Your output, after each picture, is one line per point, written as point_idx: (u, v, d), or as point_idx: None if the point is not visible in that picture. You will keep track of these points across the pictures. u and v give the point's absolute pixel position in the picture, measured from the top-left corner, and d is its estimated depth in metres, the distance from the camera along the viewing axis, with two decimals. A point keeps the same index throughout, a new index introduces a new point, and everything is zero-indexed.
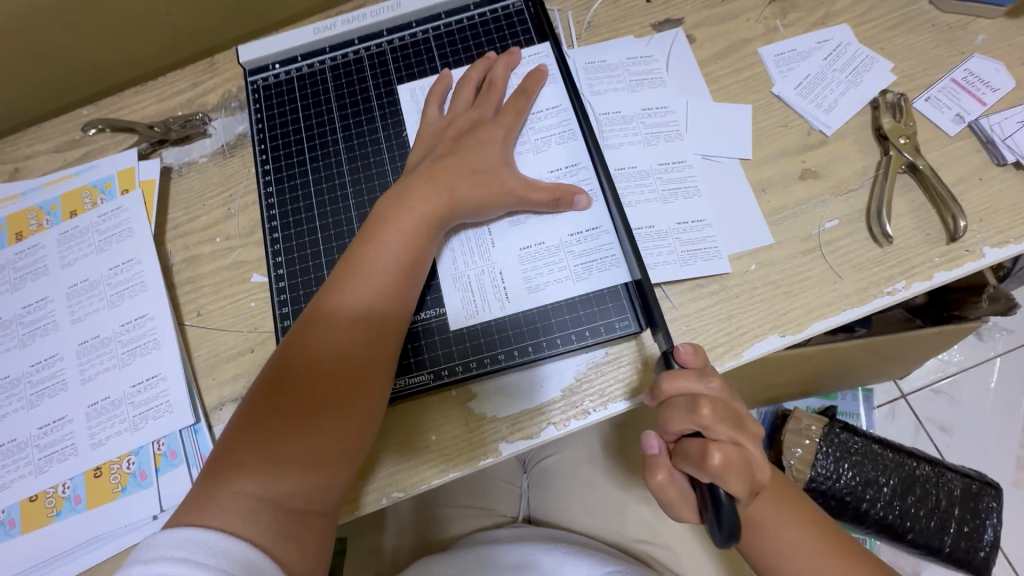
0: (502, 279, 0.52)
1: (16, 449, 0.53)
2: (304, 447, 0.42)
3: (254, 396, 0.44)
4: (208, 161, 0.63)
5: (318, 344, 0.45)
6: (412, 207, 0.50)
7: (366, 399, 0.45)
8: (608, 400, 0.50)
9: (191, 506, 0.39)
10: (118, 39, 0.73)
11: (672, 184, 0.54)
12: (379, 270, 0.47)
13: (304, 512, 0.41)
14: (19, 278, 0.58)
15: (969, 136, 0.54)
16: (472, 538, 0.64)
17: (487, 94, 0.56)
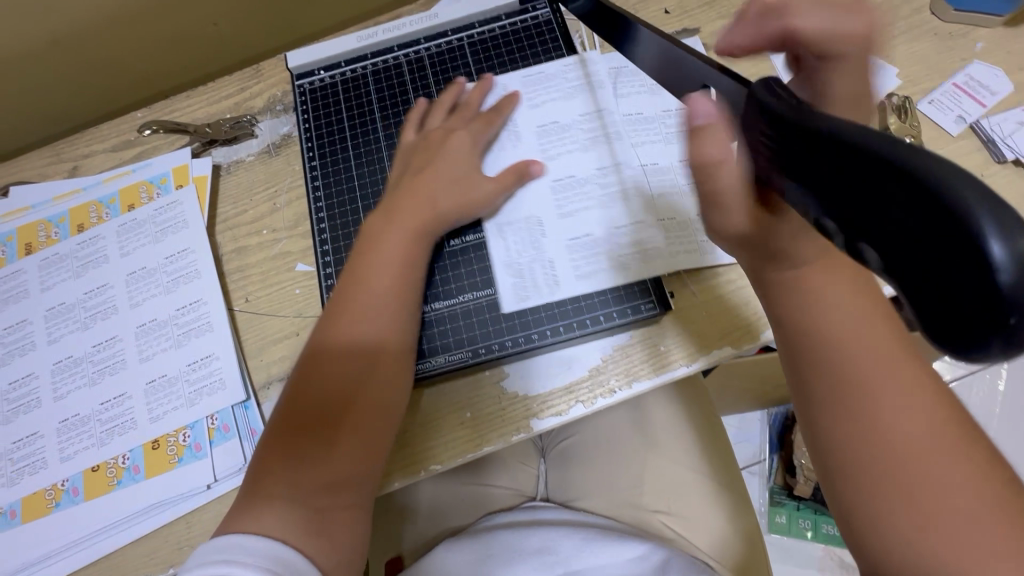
0: (553, 267, 0.55)
1: (79, 422, 0.57)
2: (325, 455, 0.45)
3: (278, 414, 0.48)
4: (255, 160, 0.68)
5: (331, 354, 0.48)
6: (402, 220, 0.53)
7: (380, 405, 0.48)
8: (632, 379, 0.53)
9: (233, 514, 0.44)
10: (168, 49, 0.78)
11: (691, 175, 0.57)
12: (381, 283, 0.51)
13: (337, 510, 0.45)
14: (81, 265, 0.63)
15: (970, 136, 0.57)
16: (482, 523, 0.68)
17: (521, 97, 0.60)
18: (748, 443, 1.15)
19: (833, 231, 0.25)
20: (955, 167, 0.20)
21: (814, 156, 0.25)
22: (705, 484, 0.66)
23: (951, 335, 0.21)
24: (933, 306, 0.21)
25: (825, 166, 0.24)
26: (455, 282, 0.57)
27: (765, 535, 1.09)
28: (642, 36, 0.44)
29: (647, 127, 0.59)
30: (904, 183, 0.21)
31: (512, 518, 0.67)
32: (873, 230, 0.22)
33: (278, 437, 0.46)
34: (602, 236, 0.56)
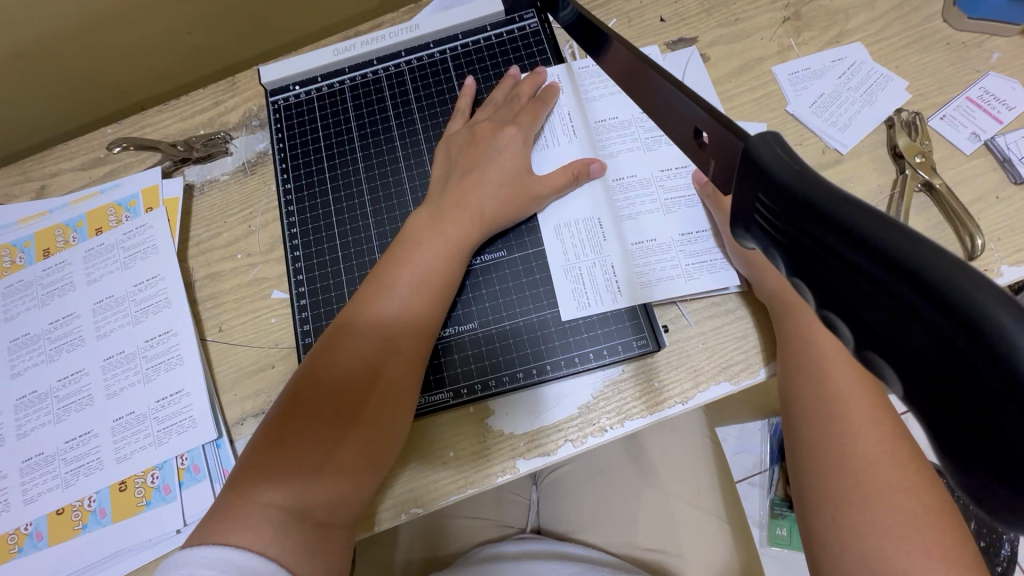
0: (615, 273, 0.53)
1: (43, 462, 0.54)
2: (326, 464, 0.42)
3: (276, 411, 0.44)
4: (229, 179, 0.64)
5: (340, 360, 0.45)
6: (447, 229, 0.50)
7: (387, 421, 0.45)
8: (625, 418, 0.50)
9: (217, 520, 0.39)
10: (140, 59, 0.74)
11: (674, 193, 0.55)
12: (404, 289, 0.48)
13: (327, 528, 0.42)
14: (46, 293, 0.60)
15: (985, 155, 0.54)
16: (480, 553, 0.64)
17: (511, 108, 0.57)
18: (747, 453, 1.12)
19: (835, 324, 0.19)
20: (960, 267, 0.15)
21: (805, 232, 0.19)
22: (705, 519, 0.64)
23: (979, 492, 0.16)
24: (960, 456, 0.16)
25: (818, 250, 0.19)
26: (454, 309, 0.53)
27: (764, 547, 1.05)
28: (612, 46, 0.37)
29: (634, 135, 0.56)
30: (917, 299, 0.16)
31: (504, 550, 0.63)
32: (884, 339, 0.17)
33: (276, 438, 0.42)
34: (592, 266, 0.53)
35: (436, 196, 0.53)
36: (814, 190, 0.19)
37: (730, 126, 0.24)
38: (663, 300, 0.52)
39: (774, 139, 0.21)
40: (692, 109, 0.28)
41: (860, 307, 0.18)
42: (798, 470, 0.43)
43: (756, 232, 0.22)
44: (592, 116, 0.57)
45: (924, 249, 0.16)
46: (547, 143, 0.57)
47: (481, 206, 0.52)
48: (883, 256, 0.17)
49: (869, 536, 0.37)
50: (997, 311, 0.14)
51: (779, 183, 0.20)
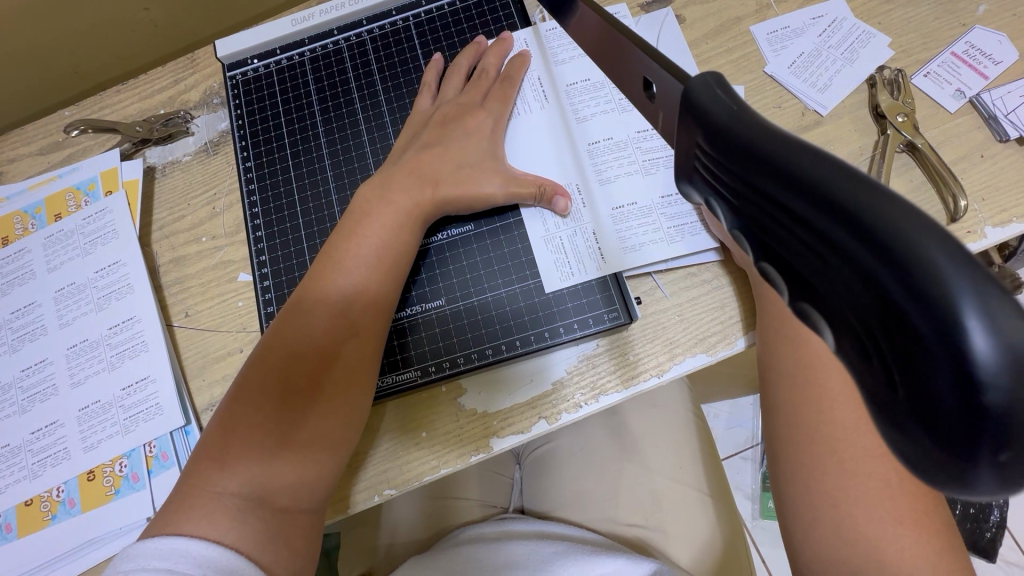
0: (595, 238, 0.51)
1: (9, 454, 0.53)
2: (283, 445, 0.41)
3: (233, 395, 0.43)
4: (191, 160, 0.62)
5: (295, 340, 0.44)
6: (396, 199, 0.49)
7: (346, 399, 0.44)
8: (599, 393, 0.49)
9: (174, 509, 0.39)
10: (96, 37, 0.71)
11: (652, 154, 0.53)
12: (359, 265, 0.46)
13: (290, 511, 0.41)
14: (6, 283, 0.58)
15: (971, 112, 0.52)
16: (458, 535, 0.64)
17: (479, 84, 0.54)
18: (740, 428, 1.11)
19: (773, 280, 0.18)
20: (898, 205, 0.14)
21: (741, 177, 0.17)
22: (688, 494, 0.63)
23: (914, 456, 0.15)
24: (893, 415, 0.15)
25: (753, 198, 0.17)
26: (420, 287, 0.52)
27: (755, 519, 1.06)
28: (577, 10, 0.35)
29: (605, 97, 0.54)
30: (848, 244, 0.14)
31: (485, 531, 0.63)
32: (818, 290, 0.16)
33: (232, 422, 0.42)
34: (560, 238, 0.51)
35: (392, 169, 0.51)
36: (748, 130, 0.17)
37: (672, 69, 0.23)
38: (639, 267, 0.50)
39: (715, 81, 0.20)
40: (640, 59, 0.26)
41: (794, 258, 0.16)
42: (773, 442, 0.42)
43: (698, 181, 0.20)
44: (564, 79, 0.55)
45: (860, 189, 0.14)
46: (520, 111, 0.54)
47: (443, 178, 0.50)
48: (815, 198, 0.15)
49: (843, 503, 0.37)
50: (930, 255, 0.13)
51: (715, 126, 0.18)
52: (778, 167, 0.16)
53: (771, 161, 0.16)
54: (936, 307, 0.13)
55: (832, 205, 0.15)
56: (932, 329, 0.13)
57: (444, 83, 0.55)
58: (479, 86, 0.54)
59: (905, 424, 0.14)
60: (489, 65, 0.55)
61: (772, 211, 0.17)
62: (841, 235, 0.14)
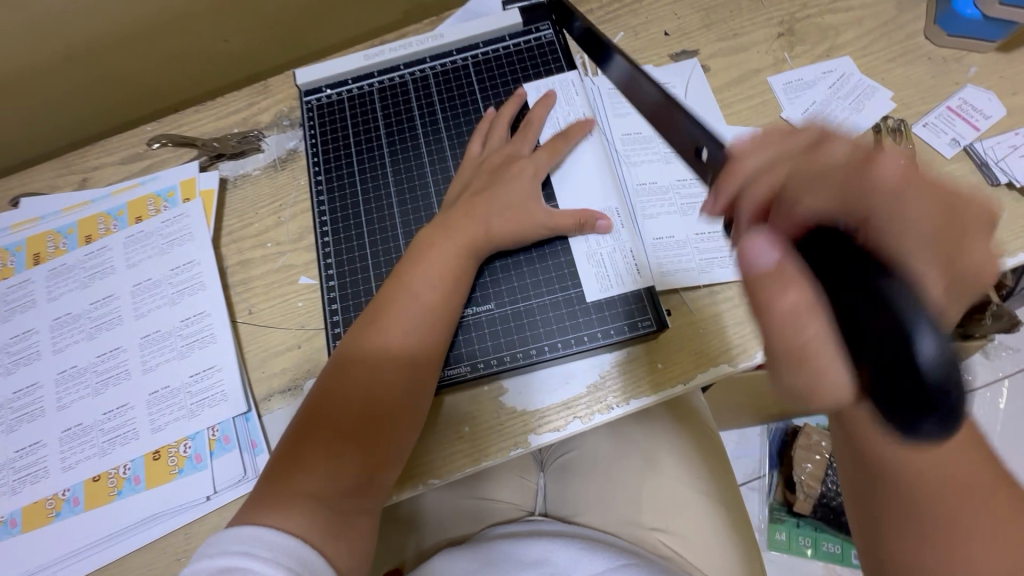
0: (635, 257, 0.56)
1: (82, 432, 0.57)
2: (355, 459, 0.46)
3: (306, 411, 0.49)
4: (261, 174, 0.69)
5: (366, 360, 0.50)
6: (453, 233, 0.55)
7: (409, 418, 0.49)
8: (630, 396, 0.54)
9: (257, 505, 0.44)
10: (178, 63, 0.79)
11: (691, 198, 0.59)
12: (424, 294, 0.52)
13: (353, 515, 0.45)
14: (88, 276, 0.64)
15: (965, 159, 0.58)
16: (486, 533, 0.67)
17: (525, 134, 0.60)
18: (747, 458, 1.14)
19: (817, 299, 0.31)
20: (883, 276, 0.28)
21: None
22: (707, 503, 0.66)
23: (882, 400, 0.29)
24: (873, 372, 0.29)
25: None
26: (474, 290, 0.57)
27: (764, 552, 1.07)
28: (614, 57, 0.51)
29: (648, 146, 0.62)
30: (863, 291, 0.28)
31: (513, 530, 0.66)
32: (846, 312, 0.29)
33: (310, 436, 0.47)
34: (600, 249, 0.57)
35: (449, 216, 0.57)
36: None
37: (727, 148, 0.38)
38: (668, 289, 0.56)
39: None
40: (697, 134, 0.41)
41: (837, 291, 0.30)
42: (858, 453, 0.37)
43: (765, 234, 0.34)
44: (618, 130, 0.63)
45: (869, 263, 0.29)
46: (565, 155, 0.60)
47: (495, 222, 0.55)
48: None
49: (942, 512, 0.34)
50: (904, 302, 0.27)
51: None
52: None
53: None
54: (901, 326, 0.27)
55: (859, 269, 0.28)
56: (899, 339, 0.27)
57: (491, 130, 0.62)
58: (525, 136, 0.60)
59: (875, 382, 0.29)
60: (533, 114, 0.62)
61: None
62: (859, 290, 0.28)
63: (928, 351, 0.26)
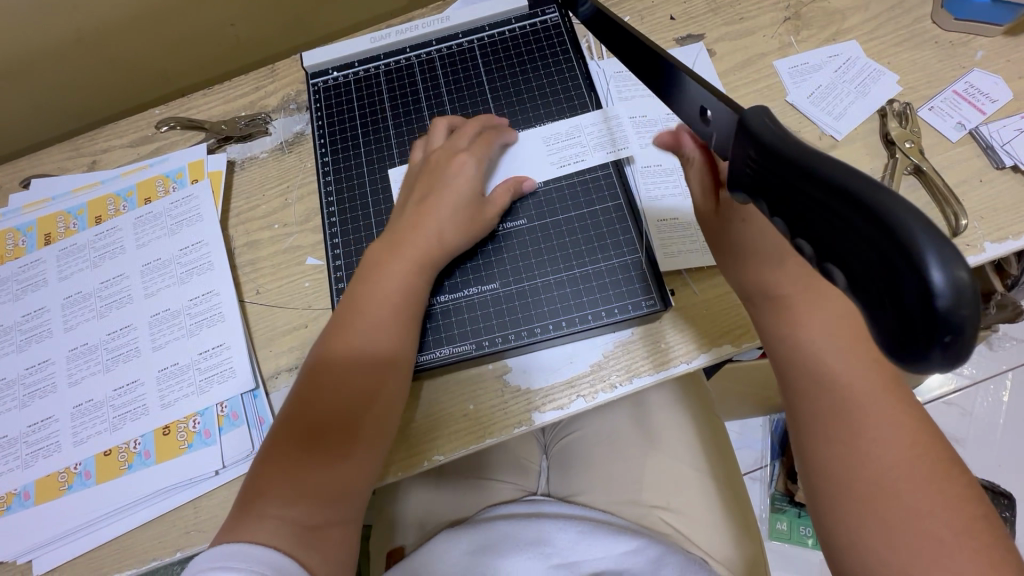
0: (638, 241, 0.57)
1: (93, 407, 0.58)
2: (321, 479, 0.46)
3: (275, 431, 0.49)
4: (268, 156, 0.69)
5: (327, 380, 0.49)
6: (403, 250, 0.53)
7: (372, 430, 0.49)
8: (633, 375, 0.54)
9: (229, 529, 0.45)
10: (186, 48, 0.80)
11: None
12: (378, 312, 0.51)
13: (325, 527, 0.46)
14: (98, 256, 0.64)
15: (970, 142, 0.58)
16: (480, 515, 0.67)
17: (462, 134, 0.59)
18: (749, 448, 1.14)
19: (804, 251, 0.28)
20: (887, 192, 0.23)
21: (779, 177, 0.28)
22: (709, 483, 0.66)
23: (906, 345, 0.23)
24: (873, 309, 0.24)
25: (802, 196, 0.27)
26: (484, 269, 0.58)
27: (765, 541, 1.07)
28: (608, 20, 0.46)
29: (654, 128, 0.62)
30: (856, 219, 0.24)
31: (516, 510, 0.66)
32: (835, 258, 0.25)
33: (275, 460, 0.47)
34: (604, 232, 0.58)
35: (397, 229, 0.55)
36: (792, 151, 0.28)
37: (728, 102, 0.33)
38: (672, 270, 0.56)
39: (763, 113, 0.31)
40: (695, 92, 0.37)
41: (822, 226, 0.26)
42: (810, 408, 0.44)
43: (748, 177, 0.31)
44: (624, 112, 0.63)
45: (853, 176, 0.24)
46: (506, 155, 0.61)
47: (445, 228, 0.54)
48: (835, 184, 0.25)
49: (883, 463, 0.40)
50: (908, 221, 0.22)
51: (764, 145, 0.29)
52: (813, 171, 0.26)
53: (811, 169, 0.26)
54: (910, 246, 0.22)
55: (843, 193, 0.24)
56: (909, 269, 0.22)
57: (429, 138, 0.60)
58: (462, 135, 0.59)
59: (885, 322, 0.23)
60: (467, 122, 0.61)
61: (806, 203, 0.27)
62: (855, 216, 0.24)
63: (938, 280, 0.21)
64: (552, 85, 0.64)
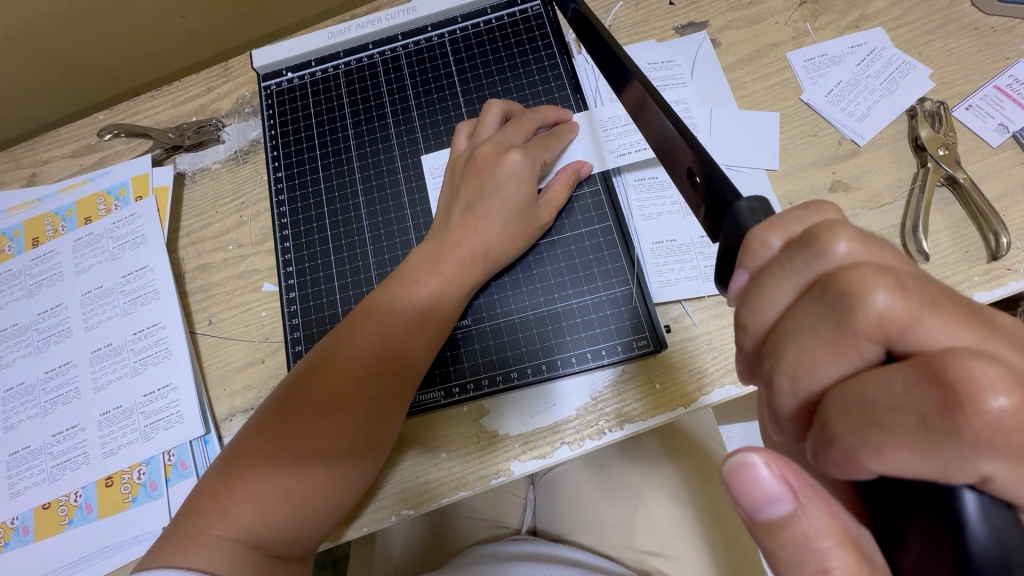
0: (631, 267, 0.50)
1: (30, 455, 0.53)
2: (299, 469, 0.41)
3: (272, 404, 0.44)
4: (221, 168, 0.63)
5: (347, 354, 0.44)
6: (445, 269, 0.47)
7: (371, 430, 0.43)
8: (624, 420, 0.48)
9: (169, 543, 0.39)
10: (133, 43, 0.73)
11: None
12: (423, 286, 0.47)
13: (283, 559, 0.40)
14: (34, 284, 0.58)
15: (1014, 147, 0.50)
16: (475, 551, 0.62)
17: (517, 124, 0.51)
18: None
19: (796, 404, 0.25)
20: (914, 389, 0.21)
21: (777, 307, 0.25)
22: (706, 521, 0.61)
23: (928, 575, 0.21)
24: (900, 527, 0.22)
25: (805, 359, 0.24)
26: (474, 300, 0.51)
27: None
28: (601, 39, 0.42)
29: None
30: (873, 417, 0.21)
31: (498, 550, 0.61)
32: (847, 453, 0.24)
33: (247, 459, 0.41)
34: (590, 260, 0.51)
35: (440, 237, 0.49)
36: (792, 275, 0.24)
37: (715, 171, 0.30)
38: (668, 301, 0.50)
39: (759, 206, 0.28)
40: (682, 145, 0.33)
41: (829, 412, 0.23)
42: None
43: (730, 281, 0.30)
44: None
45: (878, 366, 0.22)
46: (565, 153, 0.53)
47: (493, 239, 0.48)
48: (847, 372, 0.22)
49: None
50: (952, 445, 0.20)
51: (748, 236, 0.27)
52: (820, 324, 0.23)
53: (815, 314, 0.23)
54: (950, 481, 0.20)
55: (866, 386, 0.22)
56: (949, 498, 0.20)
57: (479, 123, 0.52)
58: (519, 126, 0.51)
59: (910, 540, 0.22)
60: (528, 112, 0.53)
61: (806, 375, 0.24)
62: None
63: (972, 512, 0.20)
64: (532, 85, 0.56)
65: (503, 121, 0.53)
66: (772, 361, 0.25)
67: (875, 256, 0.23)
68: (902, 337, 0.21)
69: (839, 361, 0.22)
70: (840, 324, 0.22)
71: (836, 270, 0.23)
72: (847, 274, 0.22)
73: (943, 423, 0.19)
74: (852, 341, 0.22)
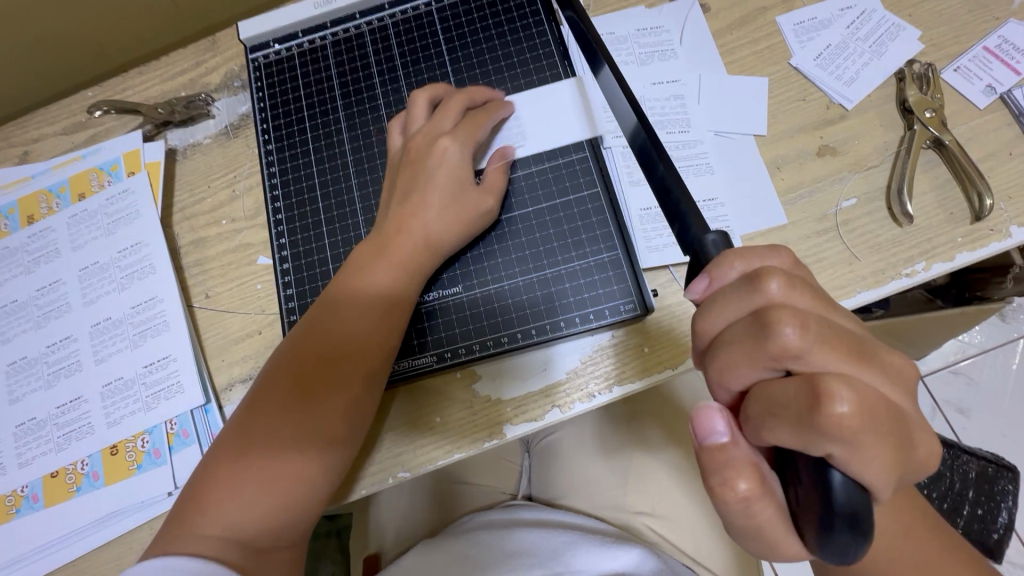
0: (618, 234, 0.51)
1: (35, 427, 0.55)
2: (283, 455, 0.42)
3: (250, 400, 0.45)
4: (212, 142, 0.63)
5: (318, 341, 0.45)
6: (428, 239, 0.48)
7: (351, 406, 0.44)
8: (613, 383, 0.49)
9: (167, 538, 0.40)
10: (119, 17, 0.72)
11: (684, 160, 0.53)
12: (388, 269, 0.47)
13: (281, 538, 0.42)
14: (31, 260, 0.59)
15: (1001, 108, 0.51)
16: (467, 522, 0.64)
17: None
18: None
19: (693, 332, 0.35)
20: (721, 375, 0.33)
21: None
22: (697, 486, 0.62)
23: None
24: None
25: None
26: (463, 268, 0.52)
27: None
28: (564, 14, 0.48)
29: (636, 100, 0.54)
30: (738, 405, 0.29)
31: (495, 517, 0.63)
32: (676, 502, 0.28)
33: (230, 455, 0.43)
34: (577, 226, 0.52)
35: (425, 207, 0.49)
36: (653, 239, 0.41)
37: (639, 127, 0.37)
38: (655, 266, 0.51)
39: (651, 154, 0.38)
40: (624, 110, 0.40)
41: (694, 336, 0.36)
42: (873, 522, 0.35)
43: None
44: None
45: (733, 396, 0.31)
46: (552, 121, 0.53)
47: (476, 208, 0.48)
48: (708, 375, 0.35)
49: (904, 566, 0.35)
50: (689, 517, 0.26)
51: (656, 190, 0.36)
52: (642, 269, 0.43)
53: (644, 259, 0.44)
54: None
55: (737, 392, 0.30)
56: None
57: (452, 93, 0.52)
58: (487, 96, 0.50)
59: None
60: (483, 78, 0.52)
61: None
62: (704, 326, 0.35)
63: None
64: (519, 53, 0.56)
65: (432, 110, 0.53)
66: (706, 361, 0.30)
67: (797, 300, 0.28)
68: (800, 364, 0.26)
69: (752, 369, 0.28)
70: (758, 340, 0.27)
71: (766, 304, 0.28)
72: (772, 308, 0.27)
73: (812, 420, 0.24)
74: (763, 359, 0.27)
